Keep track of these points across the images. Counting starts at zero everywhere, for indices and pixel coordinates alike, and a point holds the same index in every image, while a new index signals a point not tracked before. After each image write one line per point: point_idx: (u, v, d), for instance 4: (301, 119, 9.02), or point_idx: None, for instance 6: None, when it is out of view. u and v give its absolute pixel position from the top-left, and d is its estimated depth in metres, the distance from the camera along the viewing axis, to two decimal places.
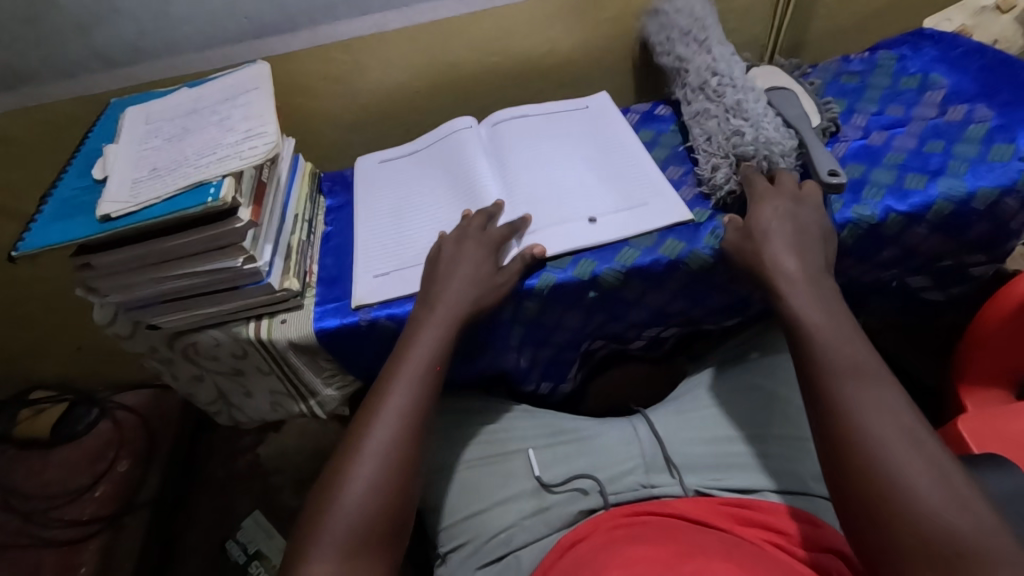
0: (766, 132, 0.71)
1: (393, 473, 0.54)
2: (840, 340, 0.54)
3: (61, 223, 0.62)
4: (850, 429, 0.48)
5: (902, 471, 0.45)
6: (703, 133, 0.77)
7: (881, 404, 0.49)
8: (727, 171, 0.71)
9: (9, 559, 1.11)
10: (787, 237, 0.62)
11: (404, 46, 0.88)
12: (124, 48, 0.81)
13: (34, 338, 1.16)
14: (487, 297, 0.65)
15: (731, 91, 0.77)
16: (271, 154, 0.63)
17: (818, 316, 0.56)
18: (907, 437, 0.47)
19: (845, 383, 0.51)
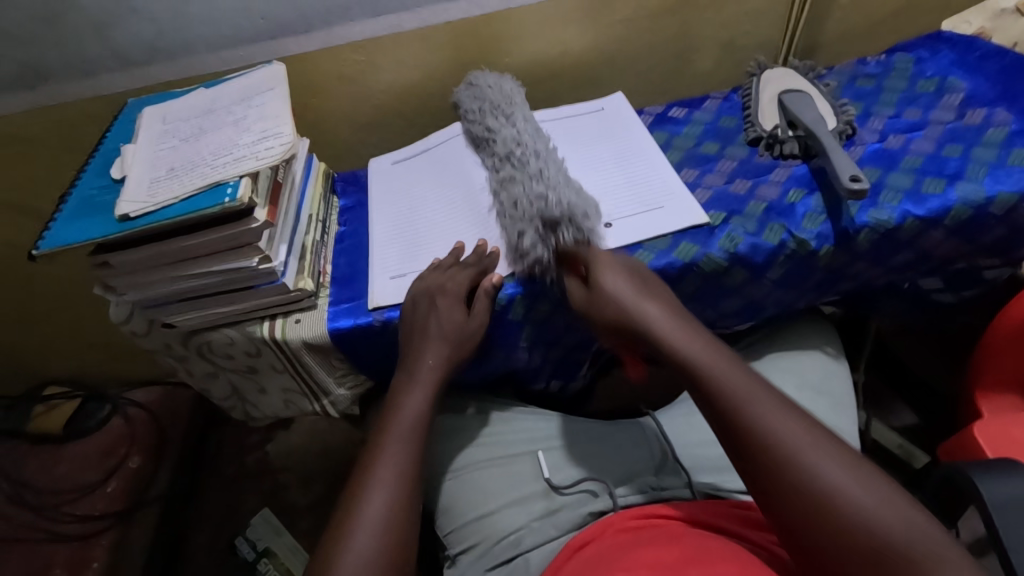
0: (568, 197, 0.64)
1: (399, 513, 0.55)
2: (728, 362, 0.54)
3: (80, 222, 0.63)
4: (766, 452, 0.48)
5: (822, 480, 0.46)
6: (508, 199, 0.69)
7: (787, 423, 0.49)
8: (536, 235, 0.65)
9: (22, 553, 1.12)
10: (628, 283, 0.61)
11: (417, 47, 0.88)
12: (141, 48, 0.82)
13: (49, 335, 1.17)
14: (466, 351, 0.66)
15: (534, 160, 0.70)
16: (287, 154, 0.63)
17: (697, 347, 0.55)
18: (810, 438, 0.48)
19: (750, 413, 0.50)
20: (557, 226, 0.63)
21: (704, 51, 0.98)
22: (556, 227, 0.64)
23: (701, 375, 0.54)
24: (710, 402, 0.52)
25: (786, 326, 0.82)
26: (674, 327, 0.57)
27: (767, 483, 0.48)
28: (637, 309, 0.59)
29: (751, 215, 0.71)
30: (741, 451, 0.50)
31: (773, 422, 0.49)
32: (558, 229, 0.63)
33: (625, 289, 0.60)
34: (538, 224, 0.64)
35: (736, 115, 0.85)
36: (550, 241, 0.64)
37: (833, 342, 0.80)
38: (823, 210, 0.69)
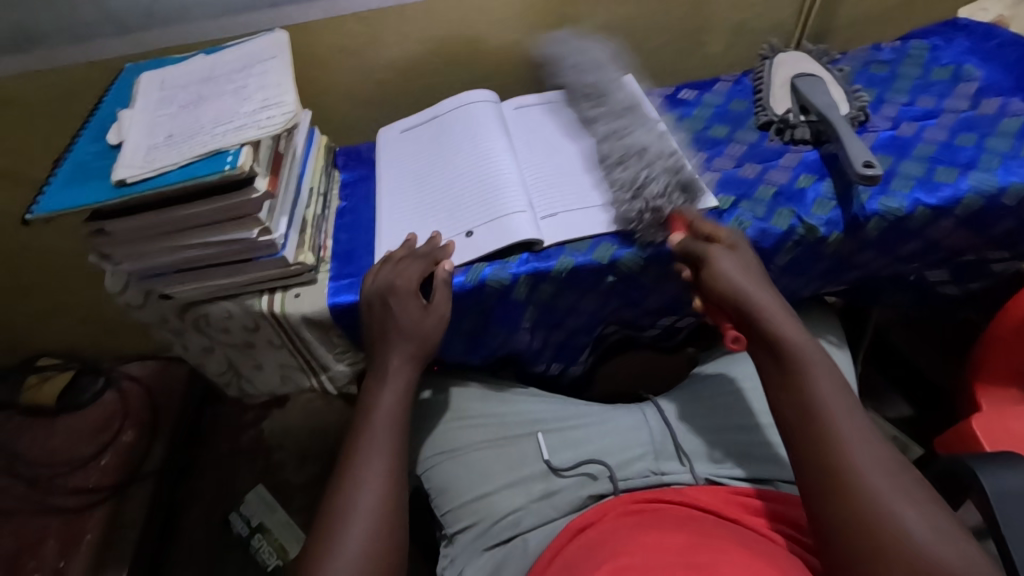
0: (676, 157, 0.71)
1: (387, 503, 0.55)
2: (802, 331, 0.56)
3: (76, 187, 0.61)
4: (835, 461, 0.48)
5: (895, 508, 0.45)
6: (623, 148, 0.74)
7: (870, 444, 0.49)
8: (665, 184, 0.68)
9: (14, 523, 1.12)
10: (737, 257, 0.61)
11: (423, 21, 0.86)
12: (138, 12, 0.80)
13: (42, 305, 1.16)
14: (430, 344, 0.65)
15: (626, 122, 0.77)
16: (289, 124, 0.62)
17: (769, 304, 0.57)
18: (866, 437, 0.50)
19: (808, 380, 0.53)
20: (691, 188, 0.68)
21: (714, 33, 0.96)
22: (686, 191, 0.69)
23: (792, 358, 0.54)
24: (771, 349, 0.55)
25: (790, 313, 0.82)
26: (777, 313, 0.57)
27: (828, 487, 0.48)
28: (740, 286, 0.59)
29: (759, 200, 0.70)
30: (796, 404, 0.53)
31: (857, 438, 0.49)
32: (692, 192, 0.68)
33: (735, 269, 0.60)
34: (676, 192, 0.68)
35: (746, 99, 0.84)
36: (670, 197, 0.67)
37: (835, 330, 0.80)
38: (834, 196, 0.68)
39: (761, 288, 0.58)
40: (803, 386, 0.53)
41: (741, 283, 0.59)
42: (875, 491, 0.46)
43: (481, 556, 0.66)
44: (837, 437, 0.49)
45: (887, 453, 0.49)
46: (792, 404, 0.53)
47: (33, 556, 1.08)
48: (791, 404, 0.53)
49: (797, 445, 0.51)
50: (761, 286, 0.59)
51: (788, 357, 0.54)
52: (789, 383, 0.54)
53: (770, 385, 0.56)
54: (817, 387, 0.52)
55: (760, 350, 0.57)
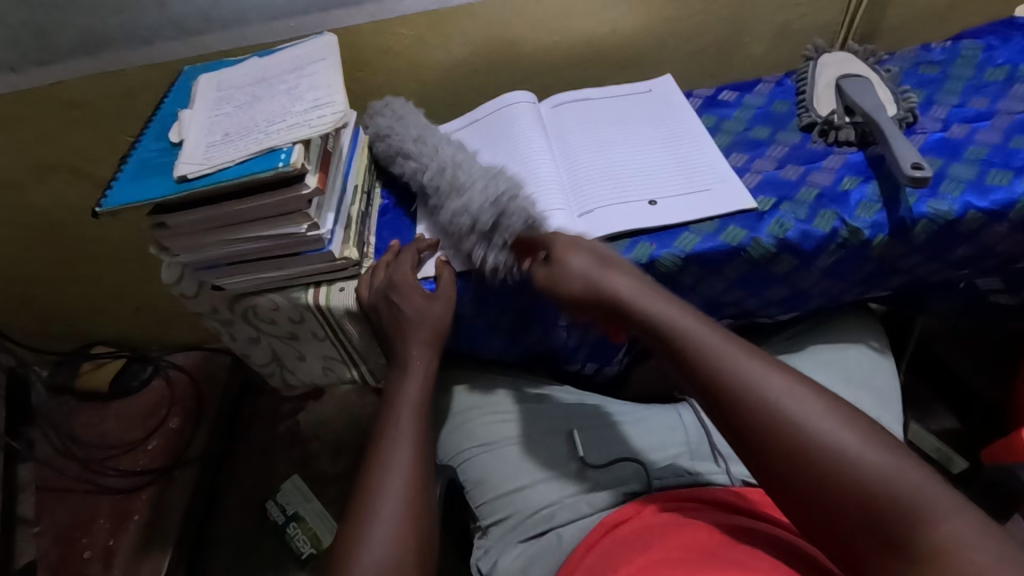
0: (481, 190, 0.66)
1: (418, 492, 0.57)
2: (663, 300, 0.56)
3: (140, 182, 0.65)
4: (754, 406, 0.47)
5: (812, 426, 0.45)
6: (451, 210, 0.69)
7: (769, 370, 0.49)
8: (484, 246, 0.66)
9: (69, 501, 1.18)
10: (585, 252, 0.61)
11: (465, 24, 0.88)
12: (198, 16, 0.84)
13: (98, 295, 1.22)
14: (442, 329, 0.68)
15: (436, 171, 0.73)
16: (338, 123, 0.64)
17: (623, 285, 0.58)
18: (762, 364, 0.50)
19: (693, 344, 0.52)
20: (500, 223, 0.64)
21: (757, 35, 0.96)
22: (495, 229, 0.65)
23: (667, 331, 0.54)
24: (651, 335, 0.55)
25: (831, 317, 0.81)
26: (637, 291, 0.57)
27: (761, 436, 0.47)
28: (590, 279, 0.59)
29: (801, 202, 0.69)
30: (692, 374, 0.52)
31: (756, 372, 0.49)
32: (503, 224, 0.64)
33: (582, 262, 0.60)
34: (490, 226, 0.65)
35: (789, 100, 0.83)
36: (499, 239, 0.65)
37: (879, 335, 0.79)
38: (880, 199, 0.67)
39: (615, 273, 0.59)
40: (689, 351, 0.52)
41: (601, 274, 0.59)
42: (797, 423, 0.46)
43: (515, 547, 0.66)
44: (740, 385, 0.49)
45: (782, 375, 0.49)
46: (690, 369, 0.52)
47: (86, 533, 1.14)
48: (686, 374, 0.52)
49: (718, 412, 0.50)
50: (613, 267, 0.60)
51: (668, 335, 0.53)
52: (676, 356, 0.53)
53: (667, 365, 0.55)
54: (703, 344, 0.52)
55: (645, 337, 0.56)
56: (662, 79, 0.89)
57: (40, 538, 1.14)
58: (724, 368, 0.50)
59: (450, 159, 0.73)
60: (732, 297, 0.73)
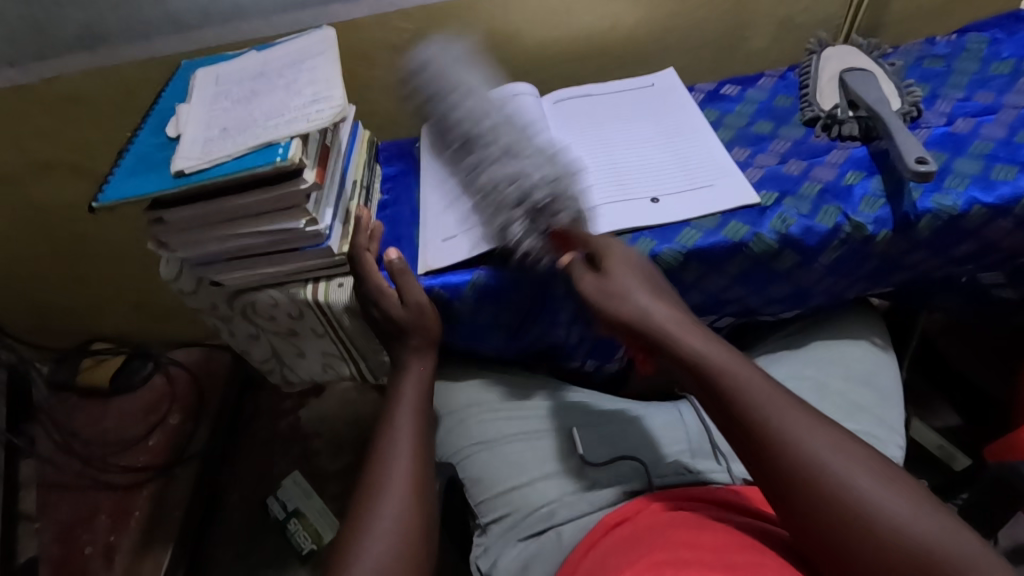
0: (546, 174, 0.65)
1: (418, 488, 0.57)
2: (707, 339, 0.53)
3: (137, 177, 0.64)
4: (798, 460, 0.46)
5: (857, 485, 0.44)
6: (498, 175, 0.66)
7: (812, 424, 0.48)
8: (522, 224, 0.64)
9: (70, 497, 1.18)
10: (634, 279, 0.58)
11: (465, 18, 0.87)
12: (196, 10, 0.84)
13: (98, 291, 1.22)
14: (430, 330, 0.68)
15: (504, 135, 0.69)
16: (337, 118, 0.63)
17: (664, 314, 0.54)
18: (805, 420, 0.48)
19: (744, 392, 0.49)
20: (543, 211, 0.63)
21: (760, 29, 0.95)
22: (542, 210, 0.64)
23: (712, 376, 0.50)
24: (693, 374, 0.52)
25: (833, 314, 0.80)
26: (679, 326, 0.54)
27: (810, 488, 0.45)
28: (636, 305, 0.55)
29: (804, 197, 0.68)
30: (736, 418, 0.49)
31: (802, 427, 0.47)
32: (545, 215, 0.64)
33: (632, 284, 0.57)
34: (541, 220, 0.64)
35: (792, 95, 0.82)
36: (539, 226, 0.64)
37: (881, 332, 0.78)
38: (883, 194, 0.66)
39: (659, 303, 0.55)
40: (735, 396, 0.49)
41: (639, 302, 0.56)
42: (842, 485, 0.45)
43: (515, 546, 0.66)
44: (786, 441, 0.47)
45: (829, 433, 0.47)
46: (735, 417, 0.49)
47: (86, 529, 1.14)
48: (731, 423, 0.50)
49: (757, 459, 0.48)
50: (659, 296, 0.57)
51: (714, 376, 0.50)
52: (722, 399, 0.50)
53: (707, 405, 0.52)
54: (750, 392, 0.49)
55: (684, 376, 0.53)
56: (663, 73, 0.88)
57: (41, 533, 1.14)
58: (770, 424, 0.47)
59: (502, 121, 0.71)
60: (734, 293, 0.72)
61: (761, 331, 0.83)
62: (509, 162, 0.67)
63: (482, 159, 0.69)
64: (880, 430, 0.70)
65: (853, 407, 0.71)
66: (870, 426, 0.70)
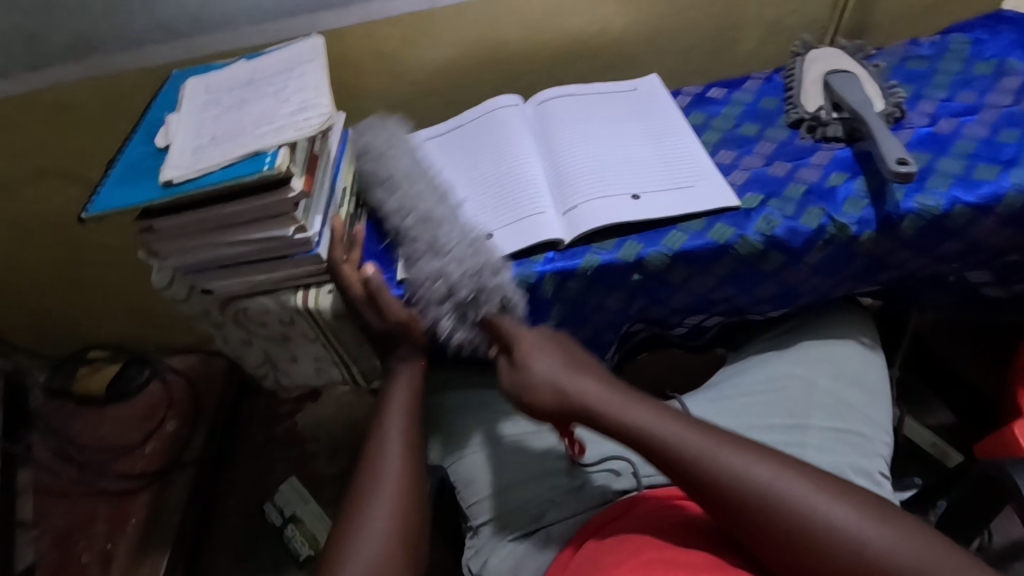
0: (465, 264, 0.65)
1: (409, 492, 0.57)
2: (634, 402, 0.57)
3: (126, 187, 0.65)
4: (737, 497, 0.49)
5: (798, 498, 0.48)
6: (421, 269, 0.67)
7: (740, 452, 0.51)
8: (449, 318, 0.66)
9: (67, 505, 1.18)
10: (556, 357, 0.62)
11: (453, 24, 0.88)
12: (187, 19, 0.84)
13: (93, 299, 1.22)
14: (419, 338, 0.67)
15: (423, 225, 0.69)
16: (325, 126, 0.64)
17: (591, 386, 0.59)
18: (734, 451, 0.52)
19: (672, 442, 0.53)
20: (471, 308, 0.65)
21: (747, 31, 0.95)
22: (468, 306, 0.66)
23: (641, 436, 0.54)
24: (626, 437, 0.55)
25: (821, 313, 0.81)
26: (606, 393, 0.58)
27: (759, 514, 0.48)
28: (564, 379, 0.59)
29: (789, 198, 0.69)
30: (673, 471, 0.53)
31: (732, 459, 0.51)
32: (473, 309, 0.65)
33: (556, 363, 0.61)
34: (469, 312, 0.66)
35: (778, 97, 0.83)
36: (468, 320, 0.66)
37: (870, 330, 0.79)
38: (867, 194, 0.67)
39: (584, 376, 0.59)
40: (667, 450, 0.53)
41: (569, 377, 0.59)
42: (788, 502, 0.48)
43: (506, 545, 0.66)
44: (725, 477, 0.50)
45: (765, 459, 0.51)
46: (674, 469, 0.53)
47: (84, 537, 1.14)
48: (671, 474, 0.53)
49: (705, 500, 0.51)
50: (583, 369, 0.61)
51: (646, 435, 0.54)
52: (658, 455, 0.54)
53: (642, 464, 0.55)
54: (680, 442, 0.53)
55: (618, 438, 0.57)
56: (647, 78, 0.89)
57: (38, 541, 1.14)
58: (709, 462, 0.51)
59: (433, 205, 0.72)
60: (722, 294, 0.73)
61: (752, 330, 0.84)
62: (440, 251, 0.67)
63: (414, 250, 0.69)
64: (869, 428, 0.70)
65: (842, 405, 0.71)
66: (858, 423, 0.70)
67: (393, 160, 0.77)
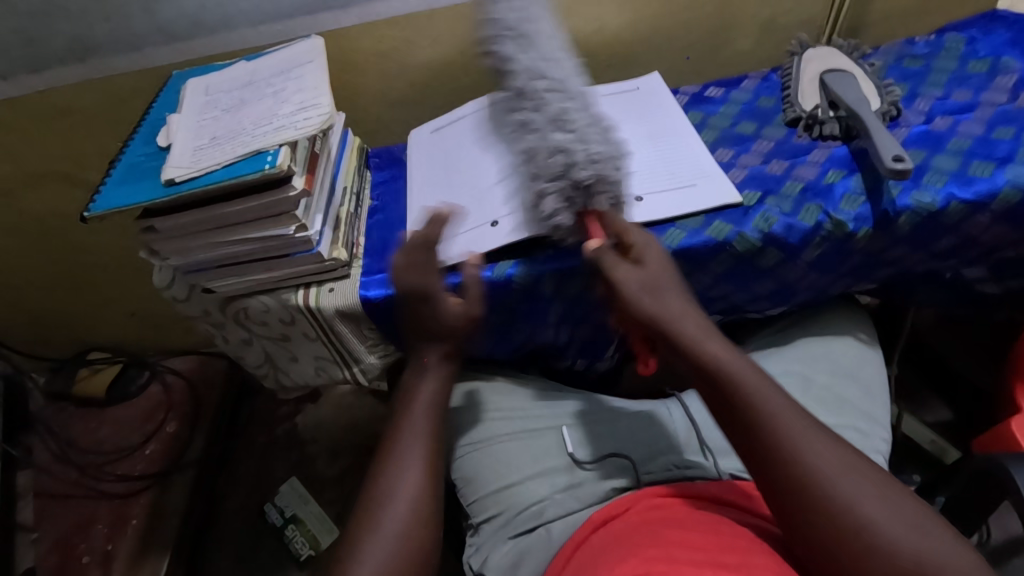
0: (599, 149, 0.62)
1: (419, 496, 0.57)
2: (727, 350, 0.56)
3: (127, 187, 0.65)
4: (801, 476, 0.48)
5: (863, 507, 0.46)
6: (545, 147, 0.63)
7: (824, 443, 0.50)
8: (559, 200, 0.62)
9: (68, 507, 1.18)
10: (662, 280, 0.60)
11: (452, 25, 0.89)
12: (187, 21, 0.85)
13: (93, 301, 1.22)
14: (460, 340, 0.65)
15: (553, 95, 0.65)
16: (325, 125, 0.65)
17: (682, 318, 0.58)
18: (819, 440, 0.50)
19: (757, 399, 0.52)
20: (593, 186, 0.61)
21: (743, 31, 0.96)
22: (587, 187, 0.62)
23: (725, 381, 0.54)
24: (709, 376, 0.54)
25: (818, 311, 0.81)
26: (696, 330, 0.57)
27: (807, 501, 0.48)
28: (652, 309, 0.58)
29: (786, 196, 0.70)
30: (744, 422, 0.52)
31: (810, 442, 0.50)
32: (597, 189, 0.61)
33: (656, 289, 0.59)
34: (580, 193, 0.62)
35: (775, 96, 0.84)
36: (576, 201, 0.62)
37: (867, 327, 0.79)
38: (863, 191, 0.68)
39: (679, 306, 0.58)
40: (747, 404, 0.52)
41: (662, 302, 0.59)
42: (847, 502, 0.47)
43: (506, 544, 0.67)
44: (787, 450, 0.50)
45: (848, 460, 0.49)
46: (746, 424, 0.52)
47: (84, 539, 1.14)
48: (740, 425, 0.52)
49: (763, 459, 0.51)
50: (682, 304, 0.59)
51: (728, 380, 0.53)
52: (734, 405, 0.53)
53: (716, 407, 0.55)
54: (766, 403, 0.52)
55: (696, 376, 0.56)
56: (645, 78, 0.89)
57: (38, 544, 1.14)
58: (784, 434, 0.50)
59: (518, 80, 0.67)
60: (721, 291, 0.73)
61: (750, 328, 0.84)
62: (548, 129, 0.63)
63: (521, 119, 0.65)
64: (866, 424, 0.71)
65: (840, 401, 0.72)
66: (855, 419, 0.71)
67: (535, 23, 0.70)
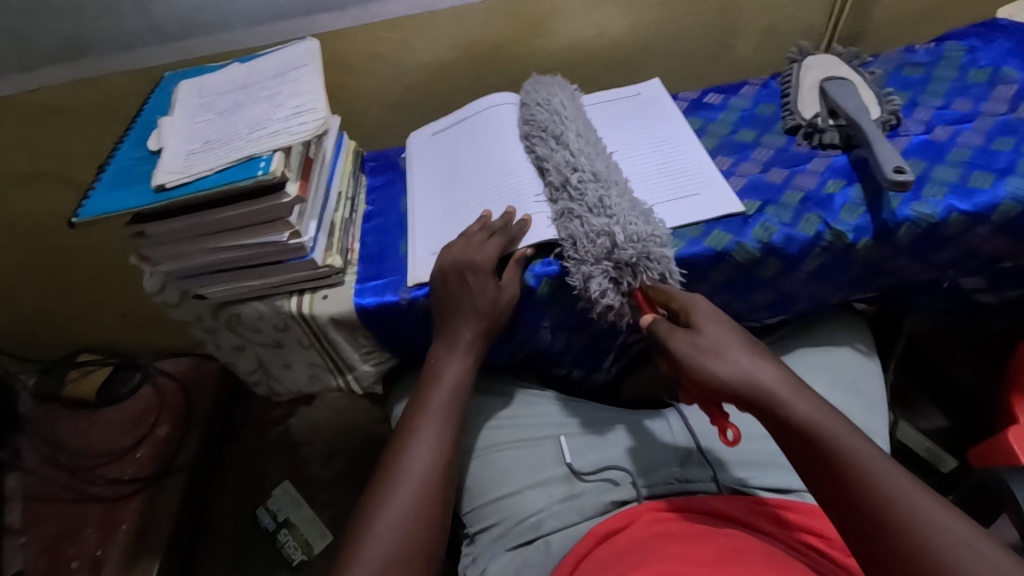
0: (636, 228, 0.63)
1: (412, 514, 0.58)
2: (821, 408, 0.50)
3: (117, 191, 0.64)
4: (917, 550, 0.43)
5: None
6: (581, 232, 0.65)
7: (940, 513, 0.44)
8: (603, 282, 0.64)
9: (57, 511, 1.17)
10: (730, 337, 0.55)
11: (449, 28, 0.88)
12: (180, 21, 0.83)
13: (84, 302, 1.21)
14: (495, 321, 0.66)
15: (592, 185, 0.67)
16: (320, 130, 0.64)
17: (767, 374, 0.52)
18: (940, 511, 0.44)
19: (859, 464, 0.47)
20: (633, 269, 0.63)
21: (743, 37, 0.96)
22: (628, 271, 0.64)
23: (821, 445, 0.48)
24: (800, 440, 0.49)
25: (816, 320, 0.81)
26: (786, 387, 0.51)
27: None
28: (734, 364, 0.52)
29: (786, 205, 0.69)
30: (844, 491, 0.47)
31: (926, 512, 0.44)
32: (637, 270, 0.63)
33: (729, 341, 0.54)
34: (626, 275, 0.64)
35: (774, 103, 0.83)
36: (622, 284, 0.64)
37: (865, 337, 0.79)
38: (863, 202, 0.67)
39: (760, 361, 0.53)
40: (847, 473, 0.47)
41: (740, 360, 0.53)
42: None
43: (503, 556, 0.66)
44: (899, 526, 0.44)
45: (969, 526, 0.43)
46: (848, 495, 0.46)
47: (73, 544, 1.13)
48: (839, 495, 0.47)
49: (869, 534, 0.45)
50: (764, 358, 0.53)
51: (824, 445, 0.48)
52: (832, 471, 0.47)
53: (805, 472, 0.50)
54: (872, 469, 0.46)
55: (784, 439, 0.50)
56: (646, 84, 0.88)
57: (26, 548, 1.13)
58: (895, 505, 0.44)
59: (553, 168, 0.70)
60: (720, 300, 0.73)
61: None
62: (583, 214, 0.66)
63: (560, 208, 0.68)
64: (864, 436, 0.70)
65: None
66: None
67: (563, 123, 0.74)
